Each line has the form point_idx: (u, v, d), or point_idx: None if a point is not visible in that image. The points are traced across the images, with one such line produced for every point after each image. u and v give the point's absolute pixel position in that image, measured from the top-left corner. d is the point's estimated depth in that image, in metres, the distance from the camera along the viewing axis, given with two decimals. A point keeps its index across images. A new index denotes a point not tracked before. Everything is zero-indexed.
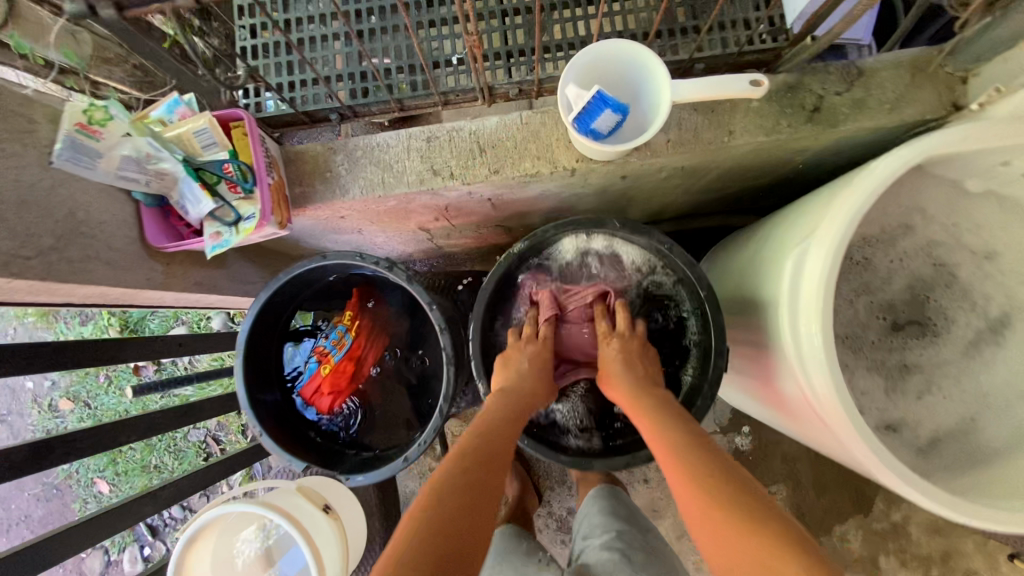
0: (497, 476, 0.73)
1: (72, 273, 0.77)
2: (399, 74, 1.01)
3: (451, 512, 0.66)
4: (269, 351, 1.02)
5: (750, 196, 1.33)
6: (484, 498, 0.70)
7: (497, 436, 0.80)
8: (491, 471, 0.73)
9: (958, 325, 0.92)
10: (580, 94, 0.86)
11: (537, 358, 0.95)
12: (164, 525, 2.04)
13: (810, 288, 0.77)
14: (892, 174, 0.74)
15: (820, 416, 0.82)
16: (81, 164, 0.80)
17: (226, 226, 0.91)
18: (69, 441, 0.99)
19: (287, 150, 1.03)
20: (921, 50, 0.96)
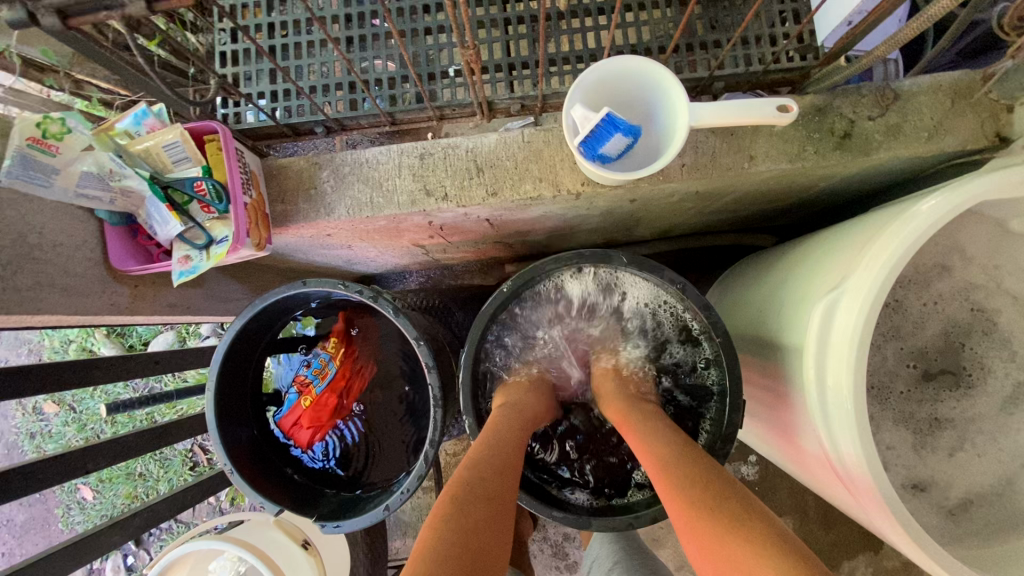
0: (497, 482, 0.70)
1: (19, 303, 0.70)
2: (392, 85, 0.93)
3: (461, 519, 0.63)
4: (244, 383, 0.94)
5: (767, 218, 1.25)
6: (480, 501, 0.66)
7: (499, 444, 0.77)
8: (494, 475, 0.71)
9: (997, 376, 0.84)
10: (587, 117, 0.77)
11: (514, 391, 0.92)
12: (149, 535, 1.98)
13: (842, 342, 0.68)
14: (939, 217, 0.66)
15: (846, 481, 0.73)
16: (36, 181, 0.73)
17: (196, 249, 0.83)
18: (27, 472, 0.92)
19: (269, 163, 0.96)
20: (964, 72, 0.87)
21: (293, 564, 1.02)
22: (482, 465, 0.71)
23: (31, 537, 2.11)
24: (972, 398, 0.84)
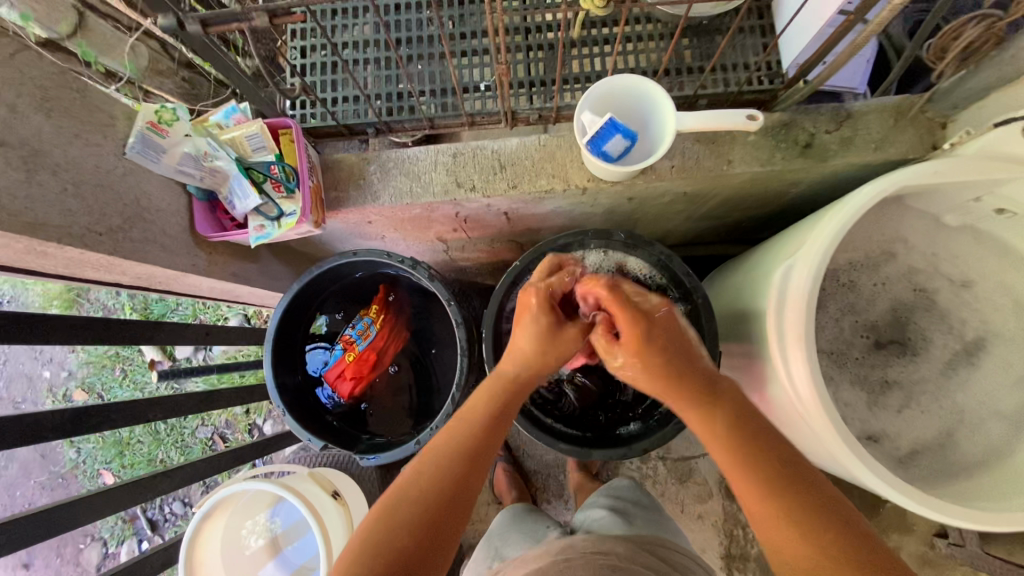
0: (456, 472, 0.76)
1: (133, 253, 0.86)
2: (434, 95, 1.13)
3: (407, 520, 0.72)
4: (296, 339, 1.10)
5: (748, 225, 1.42)
6: (430, 499, 0.74)
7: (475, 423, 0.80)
8: (454, 465, 0.77)
9: (936, 345, 1.00)
10: (593, 121, 0.96)
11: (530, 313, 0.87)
12: (166, 521, 2.07)
13: (793, 299, 0.84)
14: (870, 200, 0.83)
15: (802, 416, 0.87)
16: (149, 157, 0.90)
17: (269, 220, 1.01)
18: (102, 414, 1.05)
19: (325, 158, 1.13)
20: (905, 96, 1.06)
21: (325, 508, 1.15)
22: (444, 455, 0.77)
23: None
24: (917, 363, 1.00)
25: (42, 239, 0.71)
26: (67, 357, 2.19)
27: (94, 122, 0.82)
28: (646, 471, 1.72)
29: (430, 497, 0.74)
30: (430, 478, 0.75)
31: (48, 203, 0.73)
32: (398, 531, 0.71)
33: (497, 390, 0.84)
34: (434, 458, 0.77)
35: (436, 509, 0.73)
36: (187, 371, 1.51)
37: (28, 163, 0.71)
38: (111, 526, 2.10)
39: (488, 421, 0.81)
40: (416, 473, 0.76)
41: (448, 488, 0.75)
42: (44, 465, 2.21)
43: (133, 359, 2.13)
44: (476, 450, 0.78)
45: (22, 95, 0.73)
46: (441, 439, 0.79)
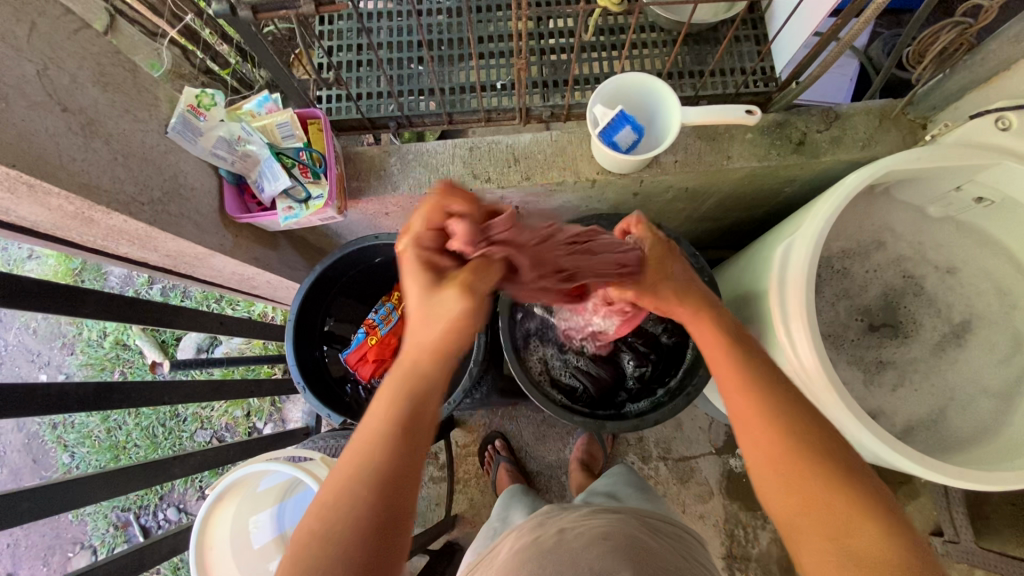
0: (373, 490, 0.60)
1: (170, 225, 0.90)
2: (452, 92, 1.20)
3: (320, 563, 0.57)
4: (316, 320, 1.13)
5: (744, 226, 1.49)
6: (349, 532, 0.58)
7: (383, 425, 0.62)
8: (365, 485, 0.60)
9: (925, 328, 1.06)
10: (605, 113, 1.04)
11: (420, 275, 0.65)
12: (159, 527, 2.03)
13: (795, 272, 0.90)
14: (861, 184, 0.90)
15: (806, 384, 0.91)
16: (186, 138, 0.95)
17: (297, 202, 1.05)
18: (122, 391, 1.07)
19: (347, 150, 1.19)
20: (888, 100, 1.15)
21: None
22: (354, 472, 0.60)
23: (36, 530, 2.12)
24: (908, 345, 1.06)
25: (94, 202, 0.76)
26: (65, 359, 2.17)
27: (141, 101, 0.88)
28: (648, 471, 1.74)
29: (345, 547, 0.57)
30: (338, 519, 0.58)
31: (101, 169, 0.78)
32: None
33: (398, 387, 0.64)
34: (337, 489, 0.60)
35: (366, 542, 0.58)
36: (196, 364, 1.52)
37: (85, 131, 0.76)
38: (101, 533, 2.05)
39: (392, 431, 0.62)
40: (321, 510, 0.59)
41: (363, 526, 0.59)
42: (35, 469, 2.16)
43: (133, 361, 2.10)
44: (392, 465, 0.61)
45: (82, 68, 0.78)
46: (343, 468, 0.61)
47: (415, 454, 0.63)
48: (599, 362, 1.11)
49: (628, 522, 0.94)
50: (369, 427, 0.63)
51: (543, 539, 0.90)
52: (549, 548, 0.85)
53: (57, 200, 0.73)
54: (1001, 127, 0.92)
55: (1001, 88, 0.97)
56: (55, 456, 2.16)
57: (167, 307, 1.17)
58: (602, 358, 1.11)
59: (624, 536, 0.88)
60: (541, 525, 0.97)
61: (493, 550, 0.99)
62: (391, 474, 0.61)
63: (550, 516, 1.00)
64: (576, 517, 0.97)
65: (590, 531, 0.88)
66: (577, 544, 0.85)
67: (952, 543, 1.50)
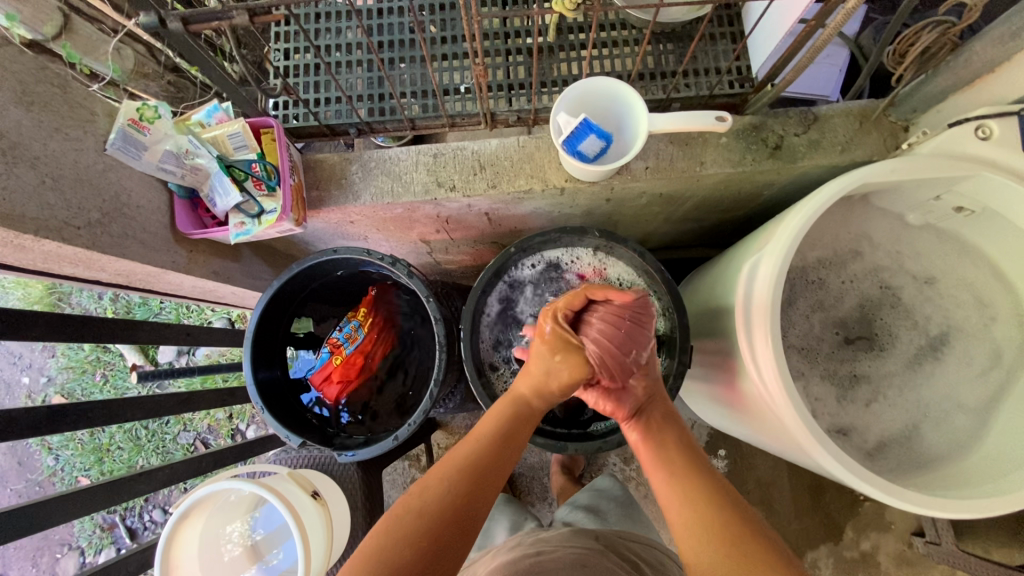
0: (450, 497, 0.77)
1: (112, 247, 0.87)
2: (416, 97, 1.16)
3: (408, 540, 0.72)
4: (275, 336, 1.11)
5: (725, 228, 1.45)
6: (430, 522, 0.74)
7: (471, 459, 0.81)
8: (452, 486, 0.78)
9: (902, 340, 1.02)
10: (569, 121, 0.99)
11: (559, 348, 0.89)
12: (144, 528, 2.03)
13: (760, 291, 0.87)
14: (833, 196, 0.86)
15: (768, 407, 0.88)
16: (129, 154, 0.91)
17: (250, 218, 1.01)
18: (80, 411, 1.05)
19: (307, 157, 1.15)
20: (870, 100, 1.10)
21: (303, 506, 1.14)
22: (450, 481, 0.78)
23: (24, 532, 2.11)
24: (884, 358, 1.03)
25: (17, 230, 0.73)
26: (47, 361, 2.11)
27: (74, 118, 0.85)
28: (630, 473, 1.72)
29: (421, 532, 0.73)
30: (428, 501, 0.76)
31: (25, 196, 0.75)
32: (402, 541, 0.72)
33: (506, 413, 0.88)
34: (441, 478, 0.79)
35: (436, 537, 0.73)
36: (168, 373, 1.50)
37: (7, 156, 0.73)
38: (87, 535, 2.05)
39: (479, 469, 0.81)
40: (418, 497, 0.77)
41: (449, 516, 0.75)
42: (21, 472, 2.14)
43: (115, 364, 2.07)
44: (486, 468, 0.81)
45: (2, 90, 0.75)
46: (445, 463, 0.81)
47: (479, 501, 0.79)
48: None
49: (605, 552, 0.92)
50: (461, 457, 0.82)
51: (519, 563, 0.87)
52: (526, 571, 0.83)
53: None
54: (981, 136, 0.87)
55: (986, 93, 0.92)
56: (40, 459, 2.14)
57: (127, 322, 1.14)
58: None
59: (600, 566, 0.86)
60: (519, 546, 0.96)
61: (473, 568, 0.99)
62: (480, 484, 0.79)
63: (529, 538, 0.99)
64: (555, 541, 0.95)
65: (566, 558, 0.87)
66: (554, 567, 0.83)
67: (933, 544, 1.49)
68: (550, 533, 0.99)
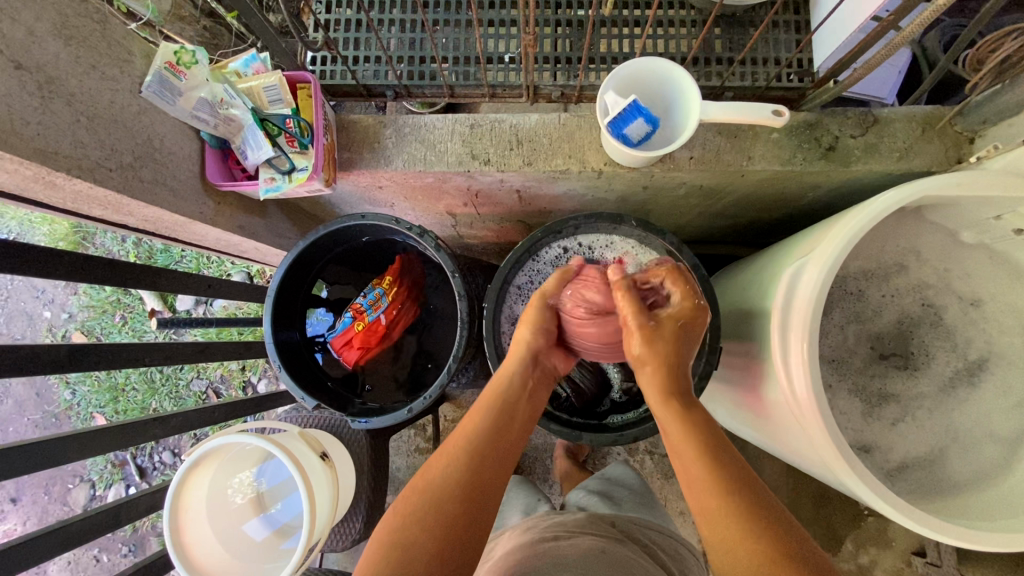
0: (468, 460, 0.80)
1: (141, 192, 0.85)
2: (458, 63, 1.11)
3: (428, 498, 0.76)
4: (297, 297, 1.10)
5: (761, 226, 1.39)
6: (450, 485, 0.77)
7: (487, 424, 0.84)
8: (471, 446, 0.81)
9: (938, 362, 0.99)
10: (617, 102, 0.95)
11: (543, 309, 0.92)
12: (154, 468, 2.08)
13: (800, 296, 0.83)
14: (891, 206, 0.82)
15: (794, 415, 0.85)
16: (164, 99, 0.90)
17: (280, 174, 0.99)
18: (100, 352, 1.06)
19: (341, 117, 1.12)
20: (935, 107, 1.04)
21: (312, 466, 1.15)
22: (468, 443, 0.81)
23: None
24: (916, 379, 1.00)
25: (50, 167, 0.72)
26: (68, 298, 2.14)
27: (111, 56, 0.84)
28: (634, 463, 1.71)
29: (425, 541, 0.72)
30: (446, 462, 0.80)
31: (60, 133, 0.73)
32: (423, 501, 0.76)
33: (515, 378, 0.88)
34: (438, 480, 0.78)
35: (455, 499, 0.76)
36: (186, 322, 1.51)
37: (43, 91, 0.72)
38: (99, 469, 2.11)
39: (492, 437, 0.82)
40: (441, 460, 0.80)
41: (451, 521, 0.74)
42: (39, 402, 2.20)
43: (134, 307, 2.09)
44: (479, 462, 0.80)
45: (41, 21, 0.74)
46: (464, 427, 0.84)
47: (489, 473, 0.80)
48: (582, 367, 1.08)
49: (621, 540, 0.92)
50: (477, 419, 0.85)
51: (536, 548, 0.87)
52: (543, 558, 0.82)
53: (10, 164, 0.69)
54: None
55: None
56: (57, 391, 2.19)
57: (150, 269, 1.14)
58: (588, 363, 1.08)
59: (618, 555, 0.86)
60: (534, 531, 0.96)
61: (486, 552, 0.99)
62: (480, 483, 0.78)
63: (543, 522, 0.99)
64: (570, 527, 0.94)
65: (585, 544, 0.86)
66: (574, 554, 0.83)
67: (932, 566, 1.47)
68: (563, 518, 0.99)
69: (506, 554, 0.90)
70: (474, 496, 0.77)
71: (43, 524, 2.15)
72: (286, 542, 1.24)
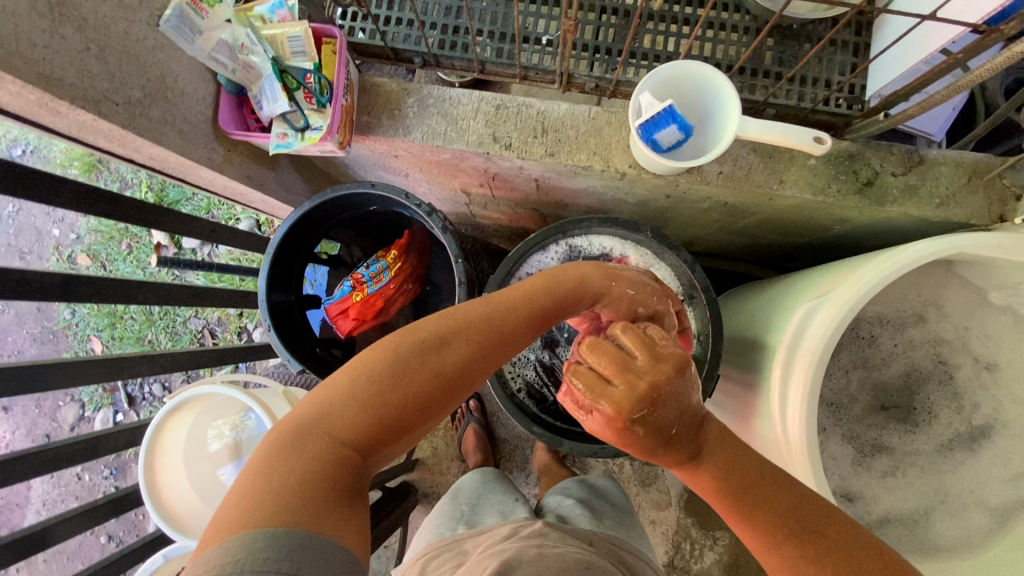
0: (471, 348, 0.66)
1: (149, 131, 0.83)
2: (493, 37, 1.06)
3: (411, 368, 0.63)
4: (296, 258, 1.08)
5: (781, 250, 1.34)
6: (436, 370, 0.64)
7: (507, 322, 0.68)
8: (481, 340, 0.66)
9: (940, 421, 0.95)
10: (653, 104, 0.89)
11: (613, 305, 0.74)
12: (143, 398, 2.11)
13: (811, 336, 0.79)
14: (923, 256, 0.78)
15: (783, 458, 0.82)
16: (182, 35, 0.86)
17: (293, 130, 0.95)
18: (94, 285, 1.04)
19: (365, 79, 1.08)
20: (987, 156, 0.98)
21: None
22: (481, 333, 0.66)
23: None
24: (914, 435, 0.96)
25: (53, 95, 0.69)
26: (76, 219, 2.14)
27: None
28: (613, 466, 1.70)
29: (378, 407, 0.62)
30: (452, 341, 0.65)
31: (68, 60, 0.70)
32: (404, 372, 0.62)
33: (554, 295, 0.72)
34: (431, 353, 0.64)
35: (430, 391, 0.63)
36: (188, 263, 1.50)
37: (54, 14, 0.69)
38: (90, 391, 2.14)
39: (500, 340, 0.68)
40: (455, 335, 0.66)
41: (414, 405, 0.63)
42: (39, 318, 2.22)
43: (140, 238, 2.09)
44: (473, 359, 0.66)
45: None
46: (493, 311, 0.68)
47: (479, 371, 0.67)
48: None
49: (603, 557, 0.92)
50: (507, 314, 0.69)
51: (520, 551, 0.87)
52: (529, 562, 0.82)
53: (13, 87, 0.66)
54: None
55: None
56: (57, 310, 2.20)
57: (154, 207, 1.12)
58: None
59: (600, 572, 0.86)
60: (515, 534, 0.96)
61: (465, 548, 1.00)
62: (452, 387, 0.65)
63: (524, 527, 0.98)
64: (554, 536, 0.94)
65: (569, 557, 0.86)
66: (558, 566, 0.83)
67: None
68: (546, 526, 0.99)
69: (489, 552, 0.90)
70: (452, 390, 0.65)
71: (31, 435, 2.20)
72: None
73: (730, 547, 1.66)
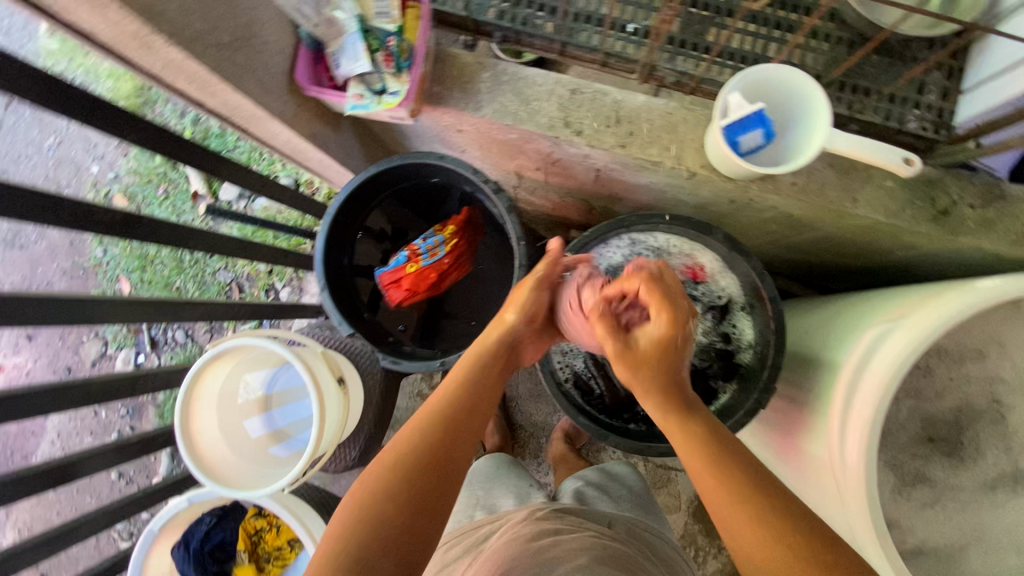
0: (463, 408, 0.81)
1: (232, 76, 0.82)
2: (577, 19, 1.04)
3: (426, 441, 0.75)
4: (355, 222, 1.08)
5: (831, 270, 1.32)
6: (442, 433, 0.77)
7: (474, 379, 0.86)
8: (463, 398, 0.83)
9: (985, 459, 0.94)
10: (742, 105, 0.88)
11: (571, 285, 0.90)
12: (165, 343, 2.13)
13: (881, 359, 0.78)
14: (1008, 295, 0.77)
15: (834, 481, 0.80)
16: None
17: (371, 93, 0.94)
18: (150, 225, 1.04)
19: (441, 48, 1.06)
20: None
21: (329, 390, 1.15)
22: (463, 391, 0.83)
23: None
24: (958, 470, 0.95)
25: (151, 28, 0.68)
26: (118, 158, 2.14)
27: None
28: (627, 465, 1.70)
29: (409, 476, 0.71)
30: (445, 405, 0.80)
31: None
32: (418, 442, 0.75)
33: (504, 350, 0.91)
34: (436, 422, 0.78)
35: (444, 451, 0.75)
36: (231, 215, 1.50)
37: None
38: (115, 329, 2.16)
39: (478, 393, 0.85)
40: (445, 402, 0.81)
41: (438, 465, 0.74)
42: (71, 252, 2.24)
43: (178, 185, 2.08)
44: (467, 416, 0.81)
45: None
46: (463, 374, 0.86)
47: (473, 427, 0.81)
48: None
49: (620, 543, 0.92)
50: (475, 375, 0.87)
51: (535, 539, 0.87)
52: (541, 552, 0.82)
53: (115, 15, 0.65)
54: None
55: None
56: (90, 247, 2.22)
57: None
58: None
59: (615, 556, 0.85)
60: (532, 519, 0.96)
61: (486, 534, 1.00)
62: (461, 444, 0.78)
63: (540, 513, 0.98)
64: (570, 522, 0.94)
65: (583, 542, 0.86)
66: (573, 553, 0.82)
67: None
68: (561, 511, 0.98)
69: (506, 541, 0.90)
70: (461, 445, 0.78)
71: (52, 367, 2.23)
72: (276, 446, 1.29)
73: (734, 558, 1.66)
